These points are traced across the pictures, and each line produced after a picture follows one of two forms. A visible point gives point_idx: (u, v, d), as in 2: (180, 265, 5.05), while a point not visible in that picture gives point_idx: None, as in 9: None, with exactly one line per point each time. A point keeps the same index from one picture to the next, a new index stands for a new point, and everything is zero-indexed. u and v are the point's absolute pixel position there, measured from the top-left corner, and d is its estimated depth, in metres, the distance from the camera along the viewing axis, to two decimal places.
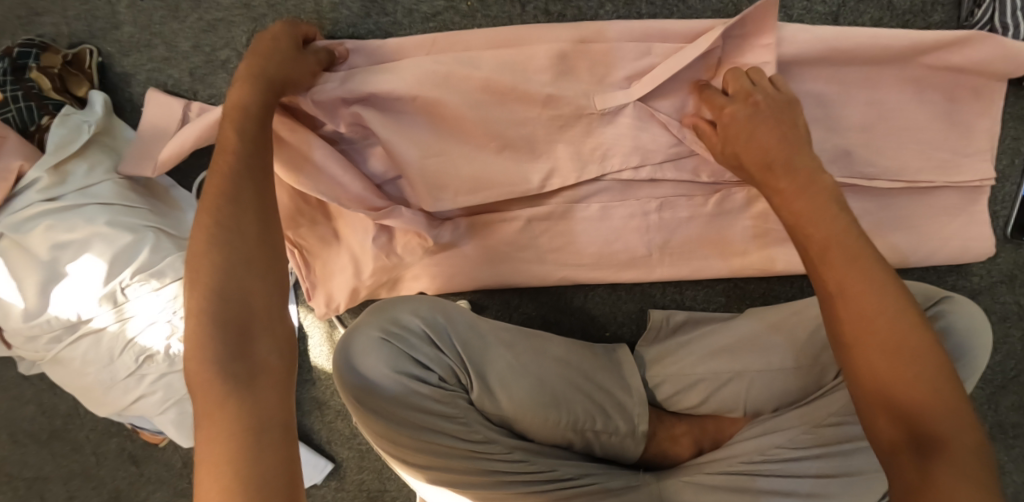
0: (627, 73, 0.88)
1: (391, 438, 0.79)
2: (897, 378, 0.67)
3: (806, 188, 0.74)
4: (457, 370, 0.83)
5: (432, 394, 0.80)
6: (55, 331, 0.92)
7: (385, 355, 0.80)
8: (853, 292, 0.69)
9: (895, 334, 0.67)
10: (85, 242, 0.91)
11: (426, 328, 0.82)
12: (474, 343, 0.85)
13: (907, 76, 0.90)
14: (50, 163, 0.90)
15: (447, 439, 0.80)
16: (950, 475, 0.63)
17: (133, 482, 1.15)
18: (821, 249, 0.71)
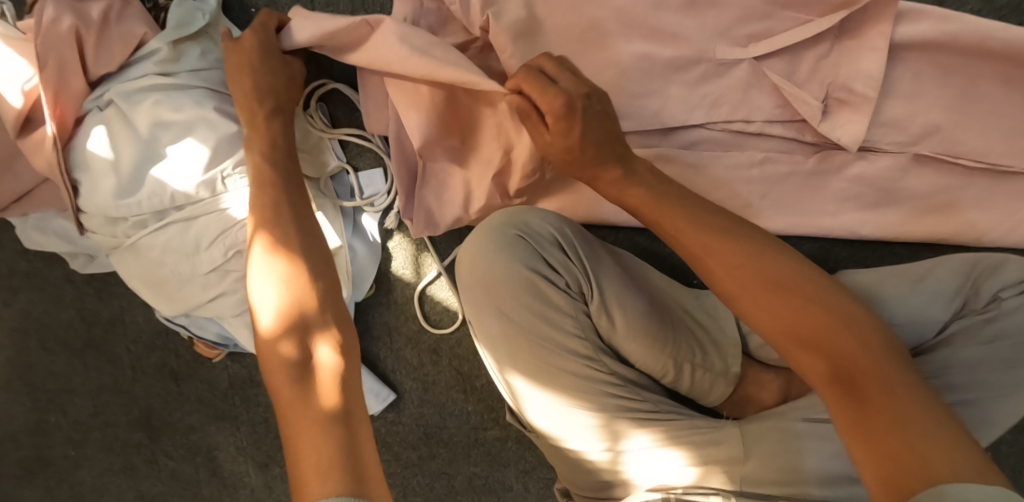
0: (749, 31, 0.91)
1: (512, 340, 0.83)
2: (770, 310, 0.67)
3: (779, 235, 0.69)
4: (581, 280, 0.83)
5: (554, 296, 0.82)
6: (142, 214, 0.89)
7: (519, 254, 0.82)
8: (726, 257, 0.69)
9: (736, 264, 0.69)
10: (190, 125, 0.88)
11: (557, 236, 0.84)
12: (599, 258, 0.85)
13: (999, 67, 0.95)
14: (170, 37, 0.87)
15: (559, 345, 0.83)
16: (894, 408, 0.61)
17: (169, 401, 1.09)
18: (667, 219, 0.72)
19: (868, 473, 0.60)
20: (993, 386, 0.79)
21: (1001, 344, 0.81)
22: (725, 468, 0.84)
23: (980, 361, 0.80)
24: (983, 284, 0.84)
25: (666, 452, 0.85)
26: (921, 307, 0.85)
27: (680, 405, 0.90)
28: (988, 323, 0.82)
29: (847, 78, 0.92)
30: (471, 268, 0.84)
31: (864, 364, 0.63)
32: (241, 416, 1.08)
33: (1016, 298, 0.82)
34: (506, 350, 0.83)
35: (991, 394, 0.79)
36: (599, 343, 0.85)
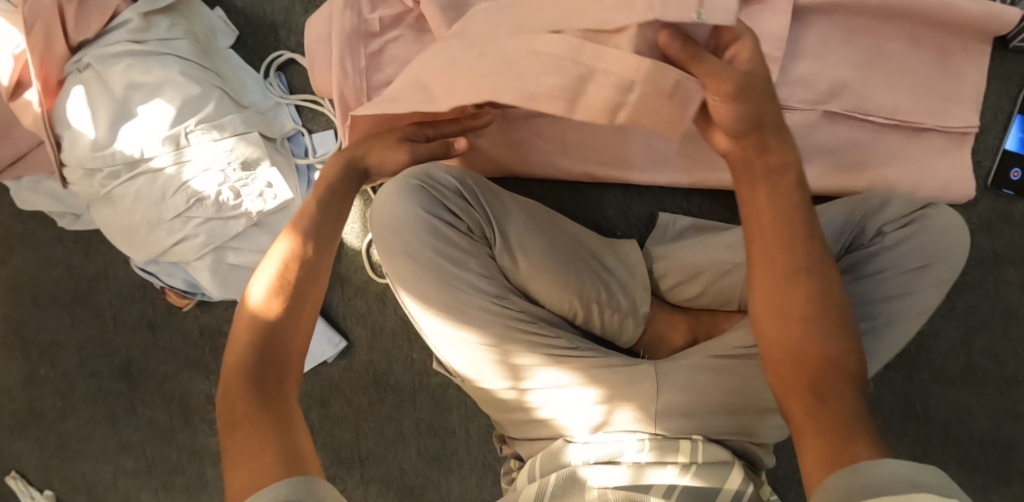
0: None
1: (421, 281, 0.89)
2: (792, 293, 0.72)
3: (775, 190, 0.74)
4: (482, 223, 0.92)
5: (454, 238, 0.90)
6: (115, 165, 0.99)
7: (420, 198, 0.90)
8: (767, 236, 0.73)
9: (777, 245, 0.73)
10: (159, 88, 1.00)
11: (457, 185, 0.92)
12: (498, 206, 0.93)
13: (902, 28, 1.03)
14: (142, 10, 1.00)
15: (463, 283, 0.89)
16: (840, 407, 0.66)
17: (147, 351, 1.19)
18: (745, 189, 0.75)
19: (811, 456, 0.65)
20: (875, 313, 0.87)
21: (885, 276, 0.88)
22: (639, 403, 0.89)
23: (865, 292, 0.88)
24: (867, 221, 0.91)
25: (580, 392, 0.90)
26: None
27: (594, 342, 0.95)
28: (872, 259, 0.89)
29: (752, 38, 1.00)
30: (379, 214, 0.90)
31: (828, 364, 0.69)
32: (210, 364, 1.17)
33: (897, 234, 0.89)
34: (413, 289, 0.90)
35: (872, 320, 0.87)
36: (504, 281, 0.92)
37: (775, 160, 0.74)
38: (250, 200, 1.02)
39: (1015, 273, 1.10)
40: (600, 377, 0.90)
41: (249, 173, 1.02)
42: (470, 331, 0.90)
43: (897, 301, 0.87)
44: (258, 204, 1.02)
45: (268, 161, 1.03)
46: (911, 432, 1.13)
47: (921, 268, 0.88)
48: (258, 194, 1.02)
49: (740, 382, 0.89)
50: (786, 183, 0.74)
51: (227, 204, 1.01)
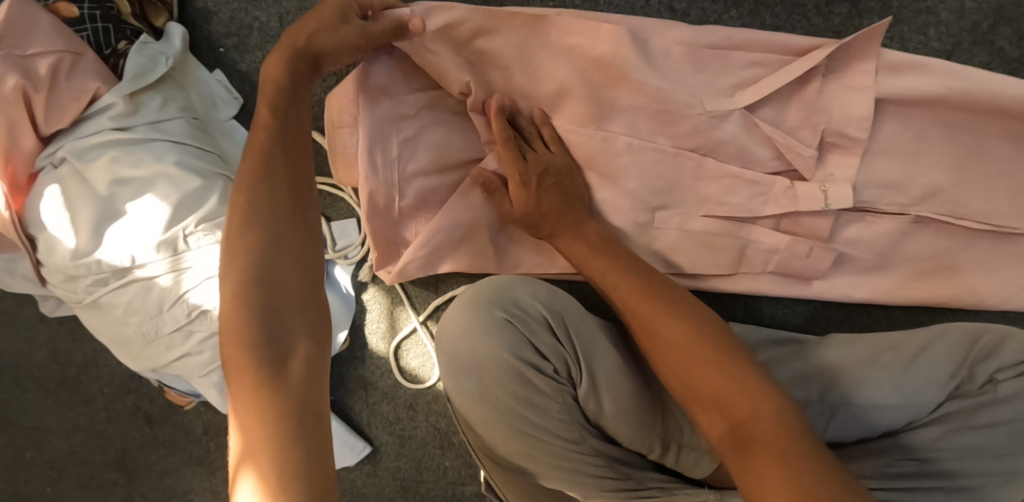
0: (733, 80, 0.86)
1: (493, 424, 0.79)
2: (676, 333, 0.73)
3: (611, 254, 0.80)
4: (571, 364, 0.80)
5: (541, 382, 0.78)
6: (101, 273, 0.85)
7: (507, 336, 0.79)
8: (636, 297, 0.76)
9: (648, 301, 0.75)
10: (151, 181, 0.84)
11: (546, 316, 0.80)
12: (589, 338, 0.82)
13: (1007, 123, 0.89)
14: (127, 91, 0.83)
15: (542, 430, 0.79)
16: (771, 439, 0.65)
17: (144, 443, 1.07)
18: (590, 258, 0.81)
19: None
20: (985, 471, 0.78)
21: (998, 431, 0.79)
22: None
23: (971, 445, 0.79)
24: (979, 365, 0.82)
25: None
26: (917, 390, 0.82)
27: (667, 477, 0.84)
28: (979, 409, 0.80)
29: (840, 123, 0.85)
30: (454, 346, 0.79)
31: (734, 393, 0.68)
32: (216, 462, 1.06)
33: (1012, 385, 0.80)
34: (486, 431, 0.80)
35: (981, 479, 0.78)
36: (585, 426, 0.81)
37: (593, 232, 0.83)
38: None
39: None
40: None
41: None
42: (544, 476, 0.80)
43: (1005, 462, 0.78)
44: None
45: None
46: None
47: None
48: None
49: None
50: (598, 256, 0.81)
51: None
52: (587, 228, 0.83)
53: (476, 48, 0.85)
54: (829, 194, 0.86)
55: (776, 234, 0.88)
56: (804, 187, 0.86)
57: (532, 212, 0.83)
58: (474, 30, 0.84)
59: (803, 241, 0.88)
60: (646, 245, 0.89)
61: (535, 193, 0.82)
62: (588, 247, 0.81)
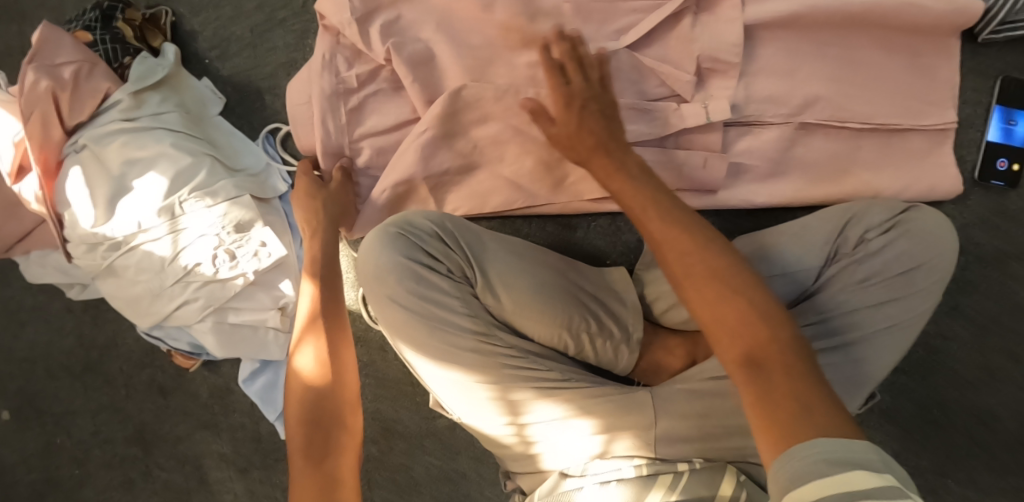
0: (617, 27, 1.03)
1: (406, 324, 0.90)
2: (696, 253, 0.74)
3: (619, 169, 0.84)
4: (462, 264, 0.91)
5: (437, 281, 0.90)
6: (116, 239, 1.03)
7: (402, 247, 0.90)
8: (660, 221, 0.77)
9: (676, 218, 0.77)
10: (154, 160, 1.04)
11: (436, 228, 0.91)
12: (481, 244, 0.93)
13: (866, 34, 1.05)
14: (131, 89, 1.04)
15: (449, 324, 0.90)
16: (793, 353, 0.69)
17: (160, 414, 1.20)
18: (613, 179, 0.83)
19: (764, 438, 0.66)
20: (884, 318, 0.89)
21: (879, 281, 0.90)
22: (637, 432, 0.90)
23: (852, 302, 0.90)
24: (849, 229, 0.92)
25: (619, 443, 0.90)
26: (795, 262, 0.93)
27: (584, 372, 0.96)
28: (855, 267, 0.91)
29: (713, 49, 1.01)
30: (361, 263, 0.92)
31: (731, 316, 0.71)
32: (222, 423, 1.19)
33: (880, 240, 0.90)
34: (403, 335, 0.91)
35: (880, 325, 0.89)
36: (491, 320, 0.92)
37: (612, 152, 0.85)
38: (246, 260, 1.06)
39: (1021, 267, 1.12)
40: (594, 410, 0.91)
41: (243, 235, 1.06)
42: (460, 368, 0.90)
43: (884, 309, 0.89)
44: (253, 265, 1.06)
45: (260, 222, 1.07)
46: (932, 437, 1.18)
47: (904, 273, 0.89)
48: (253, 254, 1.06)
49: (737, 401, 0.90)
50: (616, 177, 0.83)
51: (225, 267, 1.05)
52: (628, 160, 0.85)
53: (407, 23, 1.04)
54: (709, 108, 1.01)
55: (675, 151, 1.02)
56: (689, 106, 1.01)
57: (574, 131, 0.88)
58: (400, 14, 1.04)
59: (698, 153, 1.02)
60: (563, 178, 1.05)
61: (581, 117, 0.88)
62: (610, 170, 0.84)
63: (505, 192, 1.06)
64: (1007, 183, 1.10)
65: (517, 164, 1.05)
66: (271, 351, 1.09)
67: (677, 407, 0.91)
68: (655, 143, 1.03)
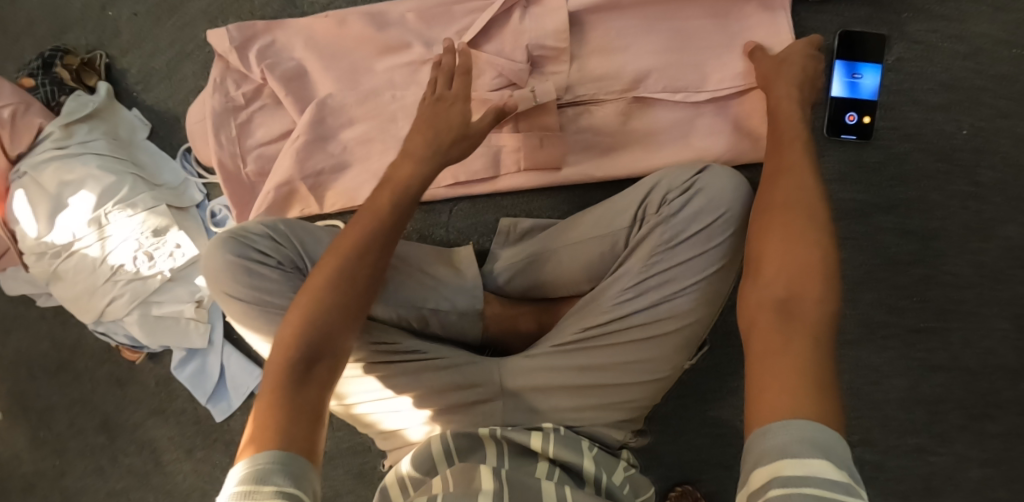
0: (457, 29, 1.16)
1: (247, 318, 0.91)
2: (803, 219, 0.84)
3: (791, 143, 0.92)
4: (291, 257, 0.94)
5: (271, 274, 0.91)
6: (55, 247, 1.22)
7: (231, 245, 0.92)
8: (770, 195, 0.88)
9: (798, 188, 0.87)
10: (82, 181, 1.22)
11: (265, 228, 0.94)
12: (308, 235, 0.96)
13: (689, 8, 1.11)
14: (61, 122, 1.24)
15: (288, 313, 0.93)
16: (811, 317, 0.77)
17: (120, 404, 1.38)
18: (784, 148, 0.92)
19: (750, 401, 0.73)
20: (696, 270, 1.00)
21: (688, 237, 1.00)
22: (482, 401, 1.00)
23: (662, 260, 1.00)
24: (652, 196, 1.04)
25: (446, 406, 0.99)
26: (606, 228, 1.05)
27: (425, 344, 1.03)
28: (660, 227, 1.01)
29: (539, 39, 1.09)
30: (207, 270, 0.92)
31: (802, 258, 0.81)
32: (169, 409, 1.36)
33: (678, 200, 1.01)
34: (252, 328, 0.92)
35: (693, 277, 1.00)
36: None
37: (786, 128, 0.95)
38: (163, 261, 1.23)
39: (885, 218, 1.14)
40: (423, 382, 1.00)
41: (160, 239, 1.23)
42: None
43: (694, 263, 0.99)
44: (170, 264, 1.24)
45: (175, 226, 1.25)
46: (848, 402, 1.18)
47: (703, 228, 1.00)
48: (168, 254, 1.24)
49: (581, 363, 1.02)
50: (788, 142, 0.93)
51: (144, 267, 1.23)
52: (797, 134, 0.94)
53: (283, 45, 1.20)
54: (539, 91, 1.09)
55: (515, 135, 1.12)
56: (520, 92, 1.09)
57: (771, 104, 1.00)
58: (273, 38, 1.20)
59: (535, 135, 1.11)
60: None
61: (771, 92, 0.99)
62: (792, 145, 0.92)
63: (374, 185, 1.19)
64: (858, 135, 1.12)
65: (381, 160, 1.19)
66: (193, 339, 1.26)
67: (521, 371, 1.02)
68: (498, 128, 1.12)
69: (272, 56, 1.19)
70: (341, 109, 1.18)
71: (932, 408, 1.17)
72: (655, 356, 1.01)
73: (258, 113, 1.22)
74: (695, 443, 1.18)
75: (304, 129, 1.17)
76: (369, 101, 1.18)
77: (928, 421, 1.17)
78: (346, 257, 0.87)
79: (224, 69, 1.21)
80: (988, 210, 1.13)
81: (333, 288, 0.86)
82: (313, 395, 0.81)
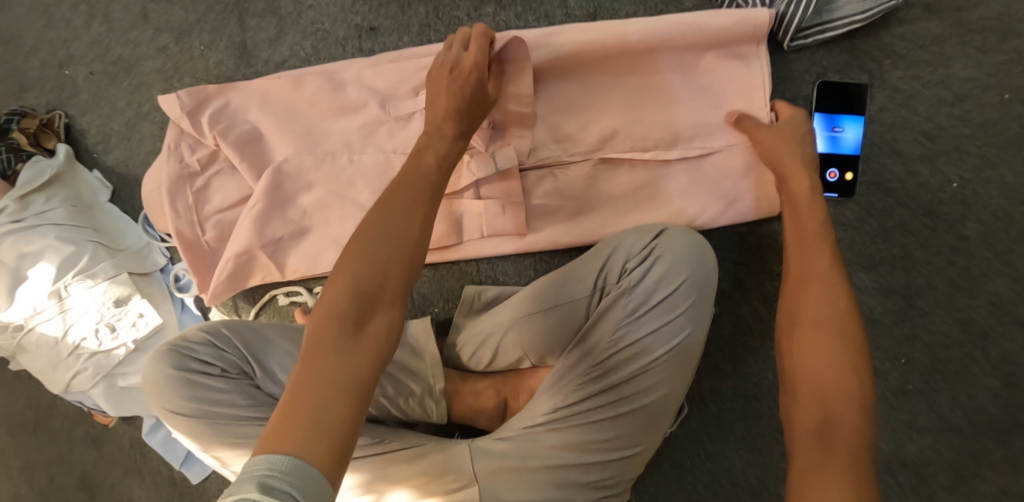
0: (416, 86, 1.11)
1: (196, 429, 0.93)
2: (829, 321, 0.84)
3: (815, 236, 0.92)
4: (238, 361, 0.95)
5: (213, 383, 0.93)
6: (16, 321, 1.19)
7: (172, 359, 0.94)
8: (802, 293, 0.87)
9: (829, 288, 0.86)
10: (41, 253, 1.19)
11: (206, 334, 0.95)
12: (252, 337, 0.97)
13: (653, 62, 1.04)
14: (15, 195, 1.20)
15: (238, 418, 0.92)
16: (847, 428, 0.77)
17: (96, 464, 1.38)
18: (806, 243, 0.91)
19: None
20: (667, 338, 0.99)
21: (653, 307, 0.99)
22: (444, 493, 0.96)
23: (632, 331, 0.99)
24: (610, 265, 1.02)
25: (396, 493, 0.97)
26: (568, 295, 1.02)
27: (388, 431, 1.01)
28: (624, 297, 0.99)
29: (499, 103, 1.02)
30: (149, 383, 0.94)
31: (828, 381, 0.80)
32: (144, 469, 1.36)
33: (639, 269, 0.99)
34: (203, 441, 0.93)
35: (663, 348, 0.99)
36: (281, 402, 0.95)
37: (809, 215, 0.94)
38: (126, 332, 1.21)
39: (866, 276, 1.09)
40: (389, 474, 0.97)
41: (122, 308, 1.21)
42: None
43: (663, 334, 0.99)
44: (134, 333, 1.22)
45: (138, 294, 1.22)
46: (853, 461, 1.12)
47: (668, 296, 0.99)
48: (132, 324, 1.22)
49: (564, 442, 0.99)
50: (809, 234, 0.92)
51: (107, 338, 1.21)
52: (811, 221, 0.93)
53: (237, 108, 1.16)
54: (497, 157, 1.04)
55: (475, 203, 1.07)
56: (477, 158, 1.04)
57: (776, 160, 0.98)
58: (226, 100, 1.16)
59: (495, 203, 1.07)
60: None
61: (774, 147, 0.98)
62: (805, 241, 0.91)
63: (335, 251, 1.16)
64: (839, 192, 1.06)
65: (340, 227, 1.15)
66: None
67: (494, 456, 0.98)
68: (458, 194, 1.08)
69: (224, 121, 1.15)
70: (297, 172, 1.14)
71: (920, 471, 1.11)
72: (630, 430, 1.00)
73: (215, 178, 1.18)
74: None
75: (261, 197, 1.13)
76: (325, 165, 1.13)
77: (915, 485, 1.11)
78: (362, 259, 0.80)
79: (179, 134, 1.18)
80: (976, 264, 1.07)
81: (357, 290, 0.79)
82: (355, 362, 0.76)
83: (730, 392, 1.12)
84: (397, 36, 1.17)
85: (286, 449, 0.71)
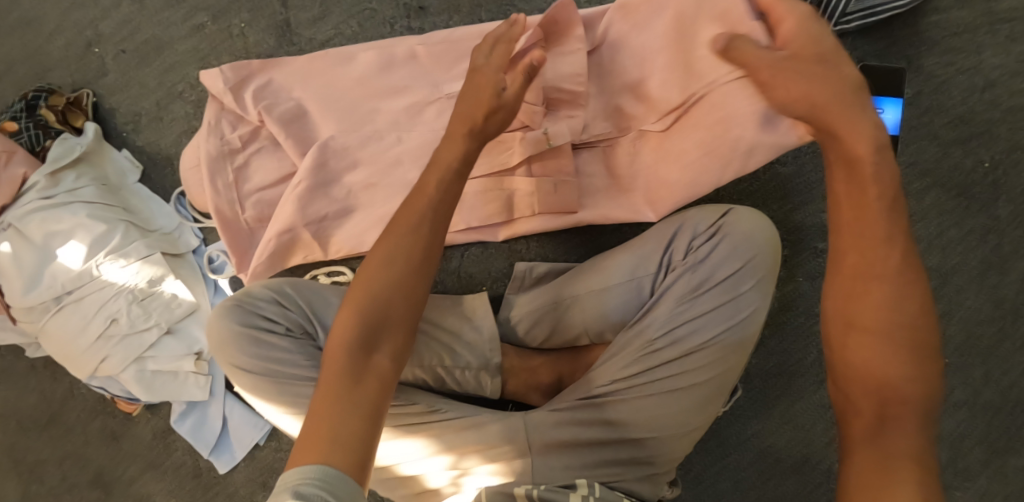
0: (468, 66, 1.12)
1: (261, 386, 0.93)
2: (884, 313, 0.75)
3: (880, 209, 0.76)
4: (301, 322, 0.96)
5: (276, 339, 0.93)
6: (45, 302, 1.16)
7: (237, 315, 0.95)
8: (850, 284, 0.77)
9: (880, 275, 0.76)
10: (71, 232, 1.16)
11: (272, 294, 0.96)
12: (318, 300, 0.98)
13: None
14: (47, 171, 1.17)
15: (297, 375, 0.92)
16: (901, 433, 0.73)
17: (113, 458, 1.32)
18: (869, 215, 0.76)
19: None
20: (725, 317, 0.99)
21: (712, 286, 0.99)
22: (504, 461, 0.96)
23: (690, 310, 0.99)
24: (676, 244, 1.03)
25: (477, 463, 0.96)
26: (631, 272, 1.04)
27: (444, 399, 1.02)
28: (687, 275, 1.01)
29: (555, 81, 1.04)
30: (212, 336, 0.95)
31: (894, 386, 0.74)
32: (165, 463, 1.31)
33: (704, 247, 1.01)
34: (262, 397, 0.93)
35: (714, 331, 0.98)
36: None
37: (864, 168, 0.77)
38: (159, 313, 1.18)
39: None
40: (449, 445, 0.96)
41: (155, 289, 1.18)
42: None
43: (724, 310, 0.99)
44: (167, 315, 1.19)
45: (171, 275, 1.19)
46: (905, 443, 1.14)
47: (731, 274, 0.99)
48: (165, 305, 1.19)
49: (617, 421, 0.99)
50: (880, 202, 0.76)
51: (139, 319, 1.17)
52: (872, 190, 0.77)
53: (281, 85, 1.15)
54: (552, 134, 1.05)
55: (528, 179, 1.08)
56: (533, 134, 1.05)
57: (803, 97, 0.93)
58: (271, 77, 1.15)
59: (550, 179, 1.07)
60: None
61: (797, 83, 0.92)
62: (868, 218, 0.76)
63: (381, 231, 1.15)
64: None
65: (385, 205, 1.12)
66: (193, 392, 1.21)
67: (550, 429, 0.97)
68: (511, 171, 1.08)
69: (269, 97, 1.13)
70: (343, 150, 1.12)
71: (956, 445, 1.14)
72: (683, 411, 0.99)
73: (256, 156, 1.16)
74: (717, 487, 1.14)
75: (306, 172, 1.10)
76: (373, 142, 1.12)
77: (952, 458, 1.14)
78: (386, 280, 0.85)
79: (221, 112, 1.16)
80: (1007, 244, 1.11)
81: (373, 312, 0.84)
82: (367, 396, 0.81)
83: (774, 367, 1.14)
84: (446, 17, 1.18)
85: (319, 459, 0.76)
